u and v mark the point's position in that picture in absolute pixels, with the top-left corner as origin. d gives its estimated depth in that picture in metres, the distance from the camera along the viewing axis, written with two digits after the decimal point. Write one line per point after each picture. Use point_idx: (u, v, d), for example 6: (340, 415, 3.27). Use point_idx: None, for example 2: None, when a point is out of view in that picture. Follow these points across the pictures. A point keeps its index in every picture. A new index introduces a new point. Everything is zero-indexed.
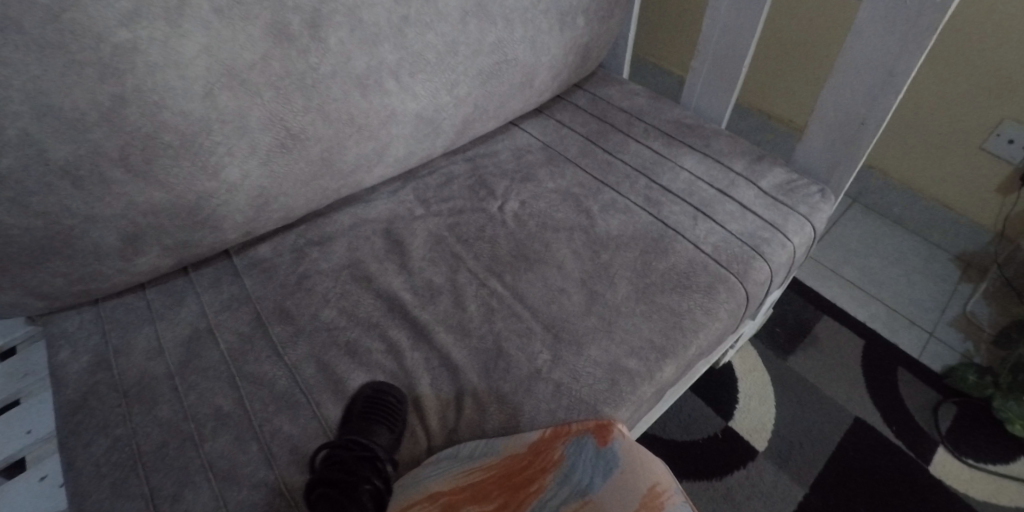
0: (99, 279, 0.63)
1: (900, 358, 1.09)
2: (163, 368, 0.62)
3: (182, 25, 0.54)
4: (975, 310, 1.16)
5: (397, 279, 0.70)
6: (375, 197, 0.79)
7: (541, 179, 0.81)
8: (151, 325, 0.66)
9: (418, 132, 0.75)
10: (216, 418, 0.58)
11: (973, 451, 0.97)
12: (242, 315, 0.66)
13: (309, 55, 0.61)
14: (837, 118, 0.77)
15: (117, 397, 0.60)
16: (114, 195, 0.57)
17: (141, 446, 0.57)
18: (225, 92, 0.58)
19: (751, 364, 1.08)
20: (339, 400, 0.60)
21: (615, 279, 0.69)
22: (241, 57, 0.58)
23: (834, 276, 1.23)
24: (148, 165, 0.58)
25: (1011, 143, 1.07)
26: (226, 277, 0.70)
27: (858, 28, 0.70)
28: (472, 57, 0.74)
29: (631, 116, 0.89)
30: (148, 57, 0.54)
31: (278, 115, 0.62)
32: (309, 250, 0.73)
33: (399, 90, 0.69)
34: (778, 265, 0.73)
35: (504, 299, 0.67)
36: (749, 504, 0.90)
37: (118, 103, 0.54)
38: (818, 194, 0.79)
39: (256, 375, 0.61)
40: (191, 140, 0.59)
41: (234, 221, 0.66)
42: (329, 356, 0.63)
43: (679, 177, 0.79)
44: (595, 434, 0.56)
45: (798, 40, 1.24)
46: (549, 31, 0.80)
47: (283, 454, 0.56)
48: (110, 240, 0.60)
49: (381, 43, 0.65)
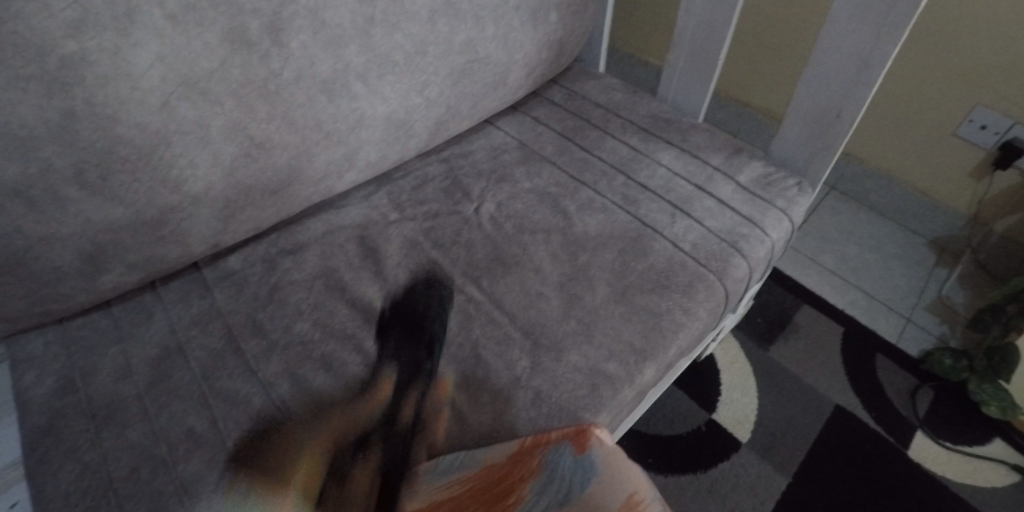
0: (61, 299, 0.61)
1: (878, 343, 1.10)
2: (133, 389, 0.60)
3: (132, 34, 0.51)
4: (950, 293, 1.18)
5: (372, 288, 0.68)
6: (348, 202, 0.77)
7: (518, 179, 0.79)
8: (119, 344, 0.64)
9: (389, 136, 0.73)
10: (189, 440, 0.57)
11: (949, 433, 0.99)
12: (213, 330, 0.65)
13: (271, 60, 0.59)
14: (814, 111, 0.77)
15: (84, 422, 0.58)
16: (70, 213, 0.55)
17: (112, 471, 0.55)
18: (183, 102, 0.56)
19: (733, 355, 1.09)
20: (315, 416, 0.59)
21: (594, 281, 0.68)
22: (198, 65, 0.55)
23: (813, 264, 1.24)
24: (104, 181, 0.55)
25: (983, 129, 1.08)
26: (196, 291, 0.68)
27: (833, 20, 0.69)
28: (443, 57, 0.72)
29: (608, 111, 0.88)
30: (97, 69, 0.51)
31: (240, 124, 0.60)
32: (281, 260, 0.71)
33: (368, 93, 0.67)
34: (757, 261, 0.72)
35: (481, 306, 0.67)
36: (733, 494, 0.92)
37: (68, 118, 0.51)
38: (795, 187, 0.79)
39: (229, 392, 0.60)
40: (149, 153, 0.56)
41: (201, 234, 0.64)
42: (304, 370, 0.62)
43: (657, 173, 0.78)
44: (573, 441, 0.55)
45: (773, 29, 1.24)
46: (521, 27, 0.78)
47: (259, 473, 0.55)
48: (68, 260, 0.57)
49: (346, 45, 0.63)
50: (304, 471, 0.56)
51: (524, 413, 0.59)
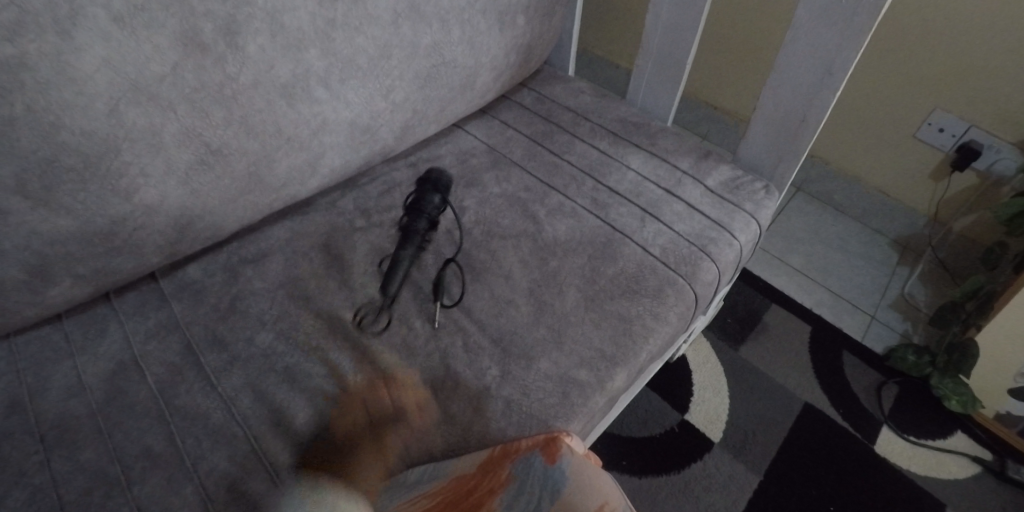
0: (5, 315, 0.57)
1: (845, 341, 1.12)
2: (85, 407, 0.58)
3: (75, 37, 0.49)
4: (913, 291, 1.21)
5: (337, 297, 0.67)
6: (312, 209, 0.76)
7: (487, 183, 0.78)
8: (70, 360, 0.61)
9: (354, 141, 0.71)
10: (145, 459, 0.54)
11: (913, 428, 1.02)
12: (171, 344, 0.62)
13: (226, 65, 0.57)
14: (779, 115, 0.78)
15: (32, 443, 0.55)
16: (12, 226, 0.52)
17: (63, 495, 0.52)
18: (133, 108, 0.54)
19: (704, 355, 1.10)
20: (278, 431, 0.57)
21: (564, 287, 0.68)
22: (148, 69, 0.53)
23: (781, 263, 1.26)
24: (48, 191, 0.52)
25: (941, 132, 1.11)
26: (153, 303, 0.66)
27: (797, 25, 0.70)
28: (408, 61, 0.71)
29: (577, 114, 0.87)
30: (38, 74, 0.48)
31: (196, 130, 0.58)
32: (242, 269, 0.69)
33: (330, 98, 0.66)
34: (725, 264, 0.73)
35: (450, 314, 0.66)
36: (706, 495, 0.92)
37: (6, 125, 0.48)
38: (762, 190, 0.79)
39: (188, 409, 0.58)
40: (97, 161, 0.54)
41: (156, 245, 0.62)
42: (267, 384, 0.60)
43: (626, 177, 0.78)
44: (544, 450, 0.55)
45: (739, 33, 1.25)
46: (488, 30, 0.77)
47: (220, 493, 0.53)
48: (11, 274, 0.54)
49: (307, 49, 0.61)
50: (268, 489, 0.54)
51: (494, 422, 0.58)
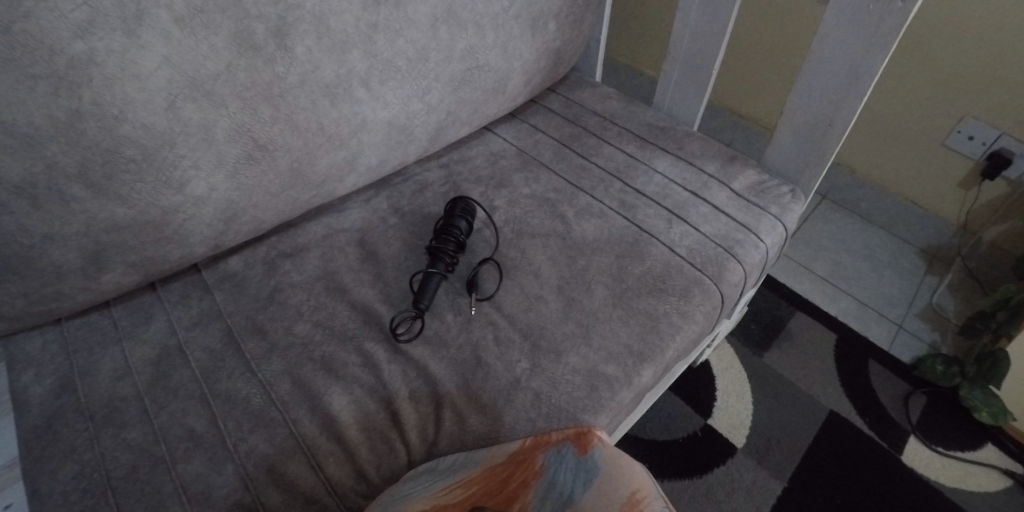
0: (61, 298, 0.61)
1: (871, 350, 1.12)
2: (132, 389, 0.60)
3: (140, 36, 0.52)
4: (941, 301, 1.20)
5: (372, 290, 0.69)
6: (348, 206, 0.78)
7: (516, 184, 0.80)
8: (118, 344, 0.64)
9: (390, 140, 0.74)
10: (189, 440, 0.57)
11: (942, 439, 1.00)
12: (213, 331, 0.65)
13: (275, 65, 0.60)
14: (807, 118, 0.78)
15: (83, 422, 0.58)
16: (74, 212, 0.55)
17: (112, 470, 0.55)
18: (188, 104, 0.57)
19: (728, 361, 1.10)
20: (315, 416, 0.59)
21: (592, 285, 0.69)
22: (203, 67, 0.56)
23: (806, 272, 1.26)
24: (108, 180, 0.56)
25: (971, 140, 1.10)
26: (196, 292, 0.68)
27: (825, 31, 0.71)
28: (444, 64, 0.73)
29: (604, 119, 0.89)
30: (104, 70, 0.51)
31: (245, 126, 0.61)
32: (281, 262, 0.71)
33: (370, 98, 0.68)
34: (752, 266, 0.74)
35: (480, 308, 0.67)
36: (730, 501, 0.92)
37: (74, 117, 0.52)
38: (789, 194, 0.80)
39: (229, 393, 0.60)
40: (153, 153, 0.57)
41: (203, 236, 0.65)
42: (305, 372, 0.62)
43: (653, 180, 0.80)
44: (575, 443, 0.56)
45: (766, 41, 1.27)
46: (520, 36, 0.79)
47: (259, 473, 0.55)
48: (70, 259, 0.58)
49: (350, 51, 0.64)
50: (305, 472, 0.56)
51: (524, 413, 0.59)
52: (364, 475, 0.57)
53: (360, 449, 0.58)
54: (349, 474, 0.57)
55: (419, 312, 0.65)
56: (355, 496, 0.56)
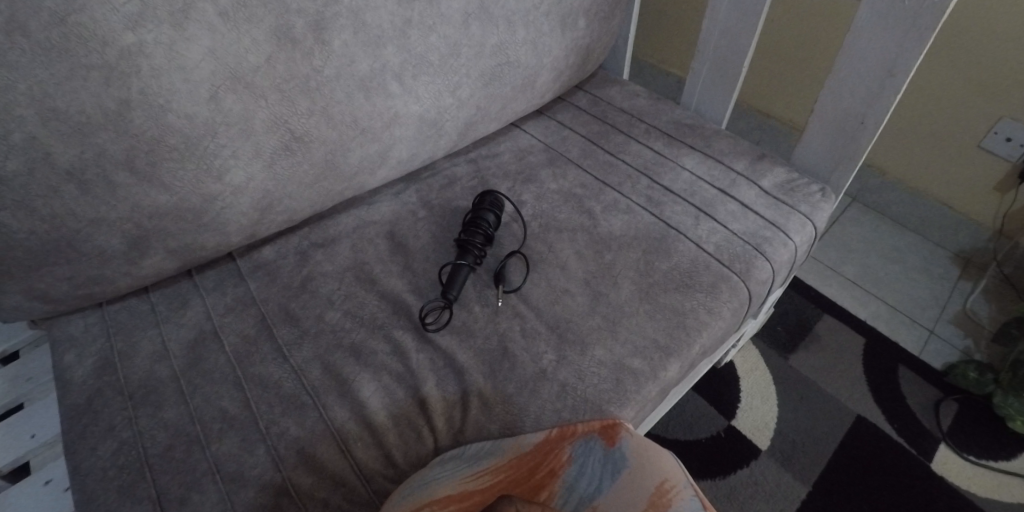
0: (105, 282, 0.63)
1: (900, 355, 1.10)
2: (169, 371, 0.62)
3: (187, 29, 0.54)
4: (974, 307, 1.17)
5: (400, 281, 0.70)
6: (378, 198, 0.80)
7: (544, 179, 0.81)
8: (156, 328, 0.66)
9: (420, 134, 0.75)
10: (222, 421, 0.58)
11: (974, 448, 0.98)
12: (247, 317, 0.66)
13: (313, 58, 0.62)
14: (837, 117, 0.77)
15: (122, 401, 0.60)
16: (118, 199, 0.57)
17: (148, 448, 0.57)
18: (229, 95, 0.59)
19: (753, 363, 1.09)
20: (345, 401, 0.60)
21: (618, 279, 0.69)
22: (245, 60, 0.58)
23: (834, 275, 1.24)
24: (151, 168, 0.58)
25: (1008, 141, 1.08)
26: (230, 280, 0.70)
27: (858, 27, 0.70)
28: (475, 60, 0.75)
29: (632, 116, 0.89)
30: (153, 61, 0.53)
31: (283, 118, 0.63)
32: (312, 252, 0.73)
33: (403, 92, 0.70)
34: (779, 264, 0.73)
35: (507, 300, 0.68)
36: (752, 503, 0.91)
37: (123, 106, 0.54)
38: (819, 193, 0.79)
39: (261, 377, 0.61)
40: (195, 143, 0.59)
41: (239, 224, 0.67)
42: (335, 359, 0.63)
43: (681, 177, 0.80)
44: (601, 435, 0.57)
45: (798, 41, 1.26)
46: (550, 32, 0.80)
47: (290, 455, 0.56)
48: (114, 244, 0.60)
49: (384, 45, 0.65)
50: (334, 455, 0.57)
51: (550, 404, 0.60)
52: (391, 460, 0.58)
53: (388, 435, 0.58)
54: (377, 459, 0.57)
55: (448, 303, 0.66)
56: (383, 480, 0.57)
